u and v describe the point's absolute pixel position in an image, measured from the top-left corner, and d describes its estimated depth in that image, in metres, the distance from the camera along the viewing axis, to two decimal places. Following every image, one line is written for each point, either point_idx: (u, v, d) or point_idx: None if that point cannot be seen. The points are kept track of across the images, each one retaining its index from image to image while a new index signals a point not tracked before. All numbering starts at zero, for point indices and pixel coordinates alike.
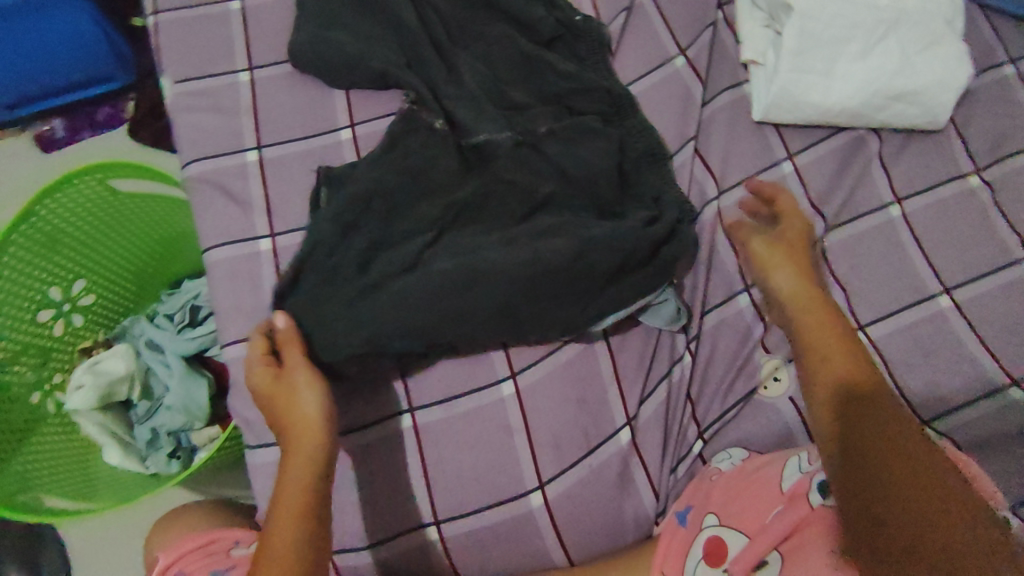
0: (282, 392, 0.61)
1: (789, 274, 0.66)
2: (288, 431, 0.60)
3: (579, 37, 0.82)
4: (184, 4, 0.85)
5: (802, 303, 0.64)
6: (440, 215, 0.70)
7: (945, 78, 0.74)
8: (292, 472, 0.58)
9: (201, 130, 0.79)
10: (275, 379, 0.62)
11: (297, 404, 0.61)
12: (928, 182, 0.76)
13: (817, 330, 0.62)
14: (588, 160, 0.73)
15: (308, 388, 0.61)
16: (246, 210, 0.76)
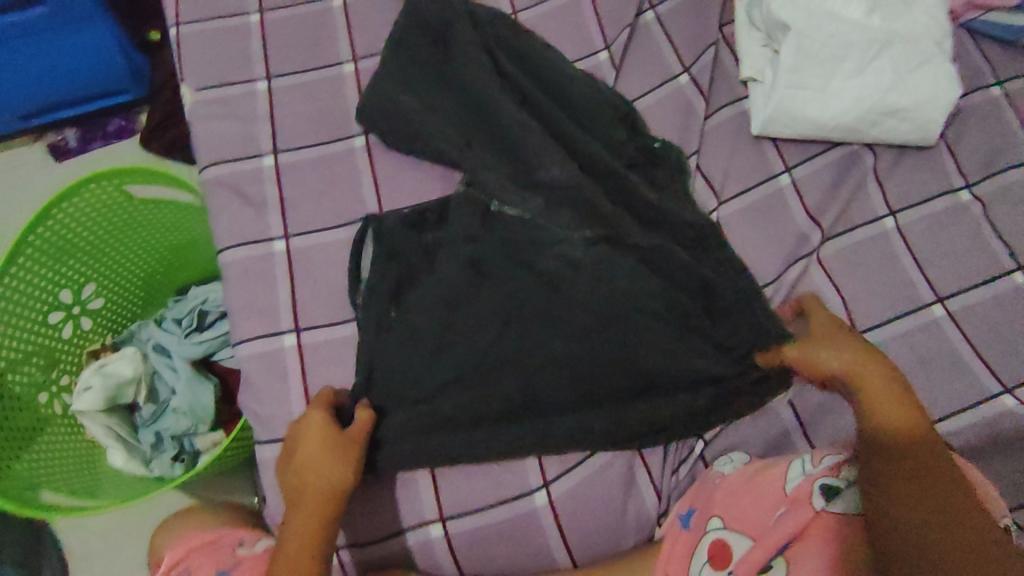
0: (323, 448, 0.63)
1: (842, 354, 0.61)
2: (315, 487, 0.62)
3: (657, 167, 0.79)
4: (204, 16, 0.88)
5: (862, 388, 0.59)
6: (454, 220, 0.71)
7: (935, 96, 0.77)
8: (310, 531, 0.60)
9: (219, 136, 0.82)
10: (325, 435, 0.64)
11: (334, 468, 0.62)
12: (920, 197, 0.79)
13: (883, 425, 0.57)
14: None
15: (349, 459, 0.63)
16: (261, 214, 0.78)
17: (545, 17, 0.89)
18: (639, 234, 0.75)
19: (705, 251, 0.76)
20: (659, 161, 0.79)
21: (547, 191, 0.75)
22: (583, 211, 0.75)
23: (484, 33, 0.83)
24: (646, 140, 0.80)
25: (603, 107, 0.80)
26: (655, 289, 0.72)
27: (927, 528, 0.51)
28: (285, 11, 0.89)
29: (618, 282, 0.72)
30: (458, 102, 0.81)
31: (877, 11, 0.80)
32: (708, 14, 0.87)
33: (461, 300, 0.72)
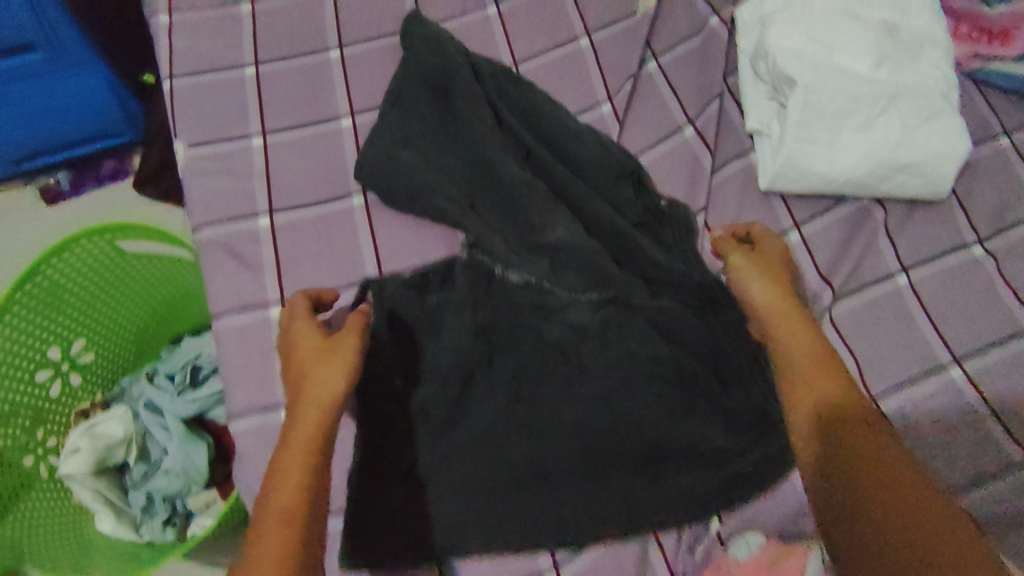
0: (314, 353, 0.62)
1: (764, 288, 0.67)
2: (310, 399, 0.59)
3: (665, 226, 0.77)
4: (199, 69, 0.86)
5: (775, 324, 0.65)
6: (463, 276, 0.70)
7: (946, 149, 0.76)
8: (306, 443, 0.57)
9: (213, 194, 0.79)
10: (315, 346, 0.63)
11: (326, 375, 0.60)
12: (932, 253, 0.77)
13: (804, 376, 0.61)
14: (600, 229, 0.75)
15: (341, 363, 0.61)
16: (257, 277, 0.75)
17: (548, 68, 0.88)
18: (647, 297, 0.73)
19: (715, 313, 0.72)
20: (668, 219, 0.77)
21: (552, 254, 0.74)
22: (594, 279, 0.73)
23: (487, 86, 0.82)
24: (649, 196, 0.78)
25: (608, 162, 0.78)
26: (666, 355, 0.70)
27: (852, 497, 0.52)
28: (281, 63, 0.86)
29: (626, 347, 0.70)
30: (460, 158, 0.79)
31: (884, 64, 0.79)
32: (713, 65, 0.87)
33: (467, 367, 0.69)
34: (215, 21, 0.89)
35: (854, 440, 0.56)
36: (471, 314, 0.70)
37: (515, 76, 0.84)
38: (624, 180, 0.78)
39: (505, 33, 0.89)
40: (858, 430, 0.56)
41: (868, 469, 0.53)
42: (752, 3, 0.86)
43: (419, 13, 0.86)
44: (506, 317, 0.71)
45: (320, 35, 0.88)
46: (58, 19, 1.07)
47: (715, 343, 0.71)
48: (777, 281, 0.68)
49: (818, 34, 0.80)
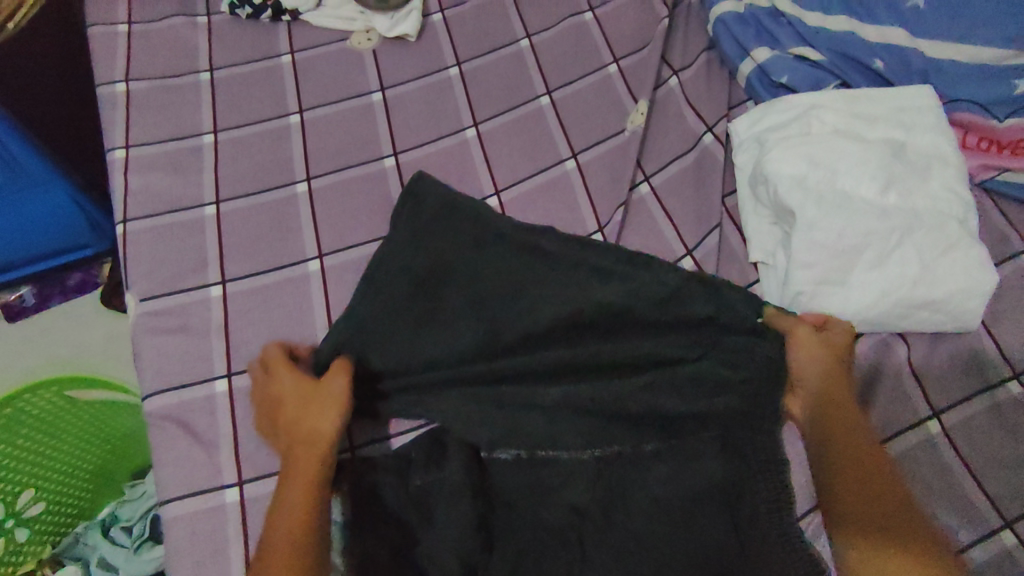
0: (309, 407, 0.64)
1: (820, 359, 0.66)
2: (300, 442, 0.62)
3: (679, 376, 0.68)
4: (158, 211, 0.81)
5: (826, 399, 0.65)
6: (458, 456, 0.65)
7: (968, 284, 0.69)
8: (303, 484, 0.60)
9: (167, 354, 0.72)
10: (300, 393, 0.65)
11: (319, 420, 0.63)
12: (963, 392, 0.69)
13: (848, 430, 0.63)
14: (608, 389, 0.67)
15: (334, 408, 0.64)
16: (210, 452, 0.68)
17: (531, 194, 0.81)
18: (653, 471, 0.66)
19: (737, 498, 0.65)
20: (703, 360, 0.68)
21: (545, 421, 0.67)
22: (598, 441, 0.66)
23: (475, 233, 0.75)
24: (755, 309, 0.70)
25: (654, 304, 0.69)
26: (676, 535, 0.63)
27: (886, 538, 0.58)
28: (244, 201, 0.81)
29: (631, 528, 0.63)
30: (439, 304, 0.72)
31: (892, 189, 0.73)
32: (710, 187, 0.82)
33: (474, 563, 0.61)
34: (176, 156, 0.84)
35: (867, 475, 0.61)
36: (468, 499, 0.63)
37: (506, 219, 0.76)
38: (634, 324, 0.70)
39: (484, 155, 0.84)
40: (871, 472, 0.62)
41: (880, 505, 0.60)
42: (747, 119, 0.82)
43: (425, 171, 0.79)
44: (496, 496, 0.66)
45: (287, 166, 0.83)
46: (8, 136, 0.96)
47: (732, 515, 0.64)
48: (837, 359, 0.66)
49: (821, 158, 0.75)
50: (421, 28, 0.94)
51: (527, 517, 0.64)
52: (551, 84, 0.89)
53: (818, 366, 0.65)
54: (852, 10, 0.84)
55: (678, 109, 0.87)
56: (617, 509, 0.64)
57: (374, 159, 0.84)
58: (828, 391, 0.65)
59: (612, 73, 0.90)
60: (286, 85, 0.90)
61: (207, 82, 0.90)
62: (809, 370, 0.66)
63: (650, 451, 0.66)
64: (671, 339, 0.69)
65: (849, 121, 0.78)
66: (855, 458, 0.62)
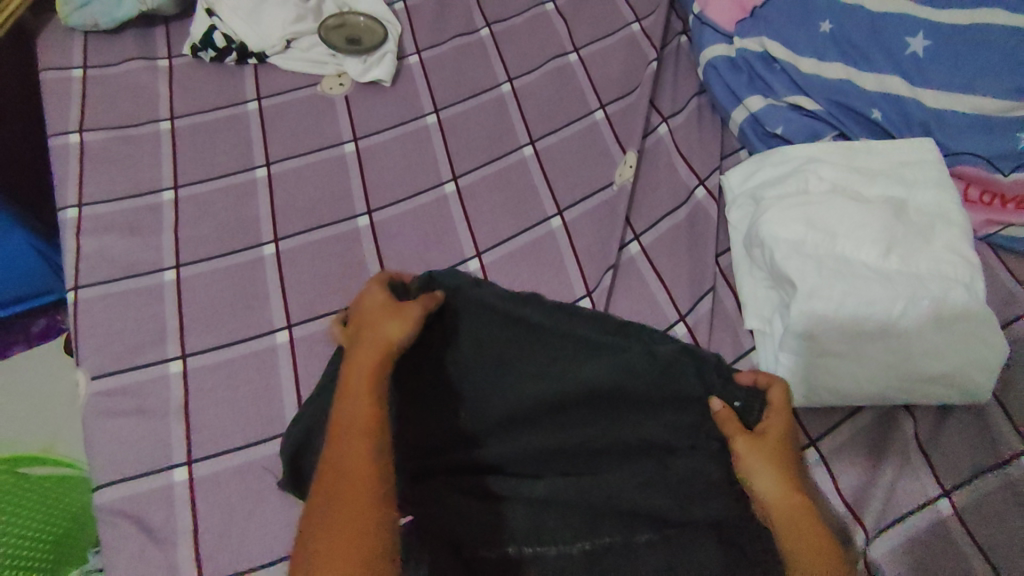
0: (382, 315, 0.61)
1: (772, 482, 0.59)
2: (369, 348, 0.59)
3: (676, 458, 0.64)
4: (113, 276, 0.75)
5: (784, 533, 0.56)
6: (444, 552, 0.60)
7: (978, 357, 0.65)
8: (365, 393, 0.56)
9: (122, 440, 0.67)
10: (381, 302, 0.62)
11: (388, 330, 0.60)
12: (974, 468, 0.64)
13: (810, 550, 0.55)
14: (603, 480, 0.63)
15: (404, 323, 0.60)
16: (166, 548, 0.62)
17: (513, 256, 0.76)
18: (649, 561, 0.60)
19: None
20: (698, 441, 0.64)
21: (532, 519, 0.62)
22: (586, 531, 0.61)
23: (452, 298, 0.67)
24: (730, 391, 0.64)
25: (648, 376, 0.64)
26: None
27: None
28: (207, 265, 0.76)
29: None
30: (418, 381, 0.67)
31: (894, 252, 0.69)
32: (702, 245, 0.78)
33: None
34: (134, 216, 0.79)
35: None
36: None
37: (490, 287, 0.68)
38: (624, 402, 0.65)
39: (465, 212, 0.79)
40: None
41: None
42: (741, 172, 0.79)
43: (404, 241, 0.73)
44: None
45: (253, 226, 0.78)
46: None
47: None
48: (782, 463, 0.60)
49: (820, 221, 0.71)
50: (397, 73, 0.90)
51: None
52: (535, 132, 0.85)
53: (765, 492, 0.59)
54: (848, 57, 0.81)
55: (668, 161, 0.83)
56: None
57: (347, 217, 0.79)
58: (777, 516, 0.57)
59: (599, 120, 0.86)
60: (252, 135, 0.85)
61: (167, 132, 0.85)
62: (759, 492, 0.59)
63: (644, 541, 0.61)
64: (665, 422, 0.64)
65: (849, 178, 0.74)
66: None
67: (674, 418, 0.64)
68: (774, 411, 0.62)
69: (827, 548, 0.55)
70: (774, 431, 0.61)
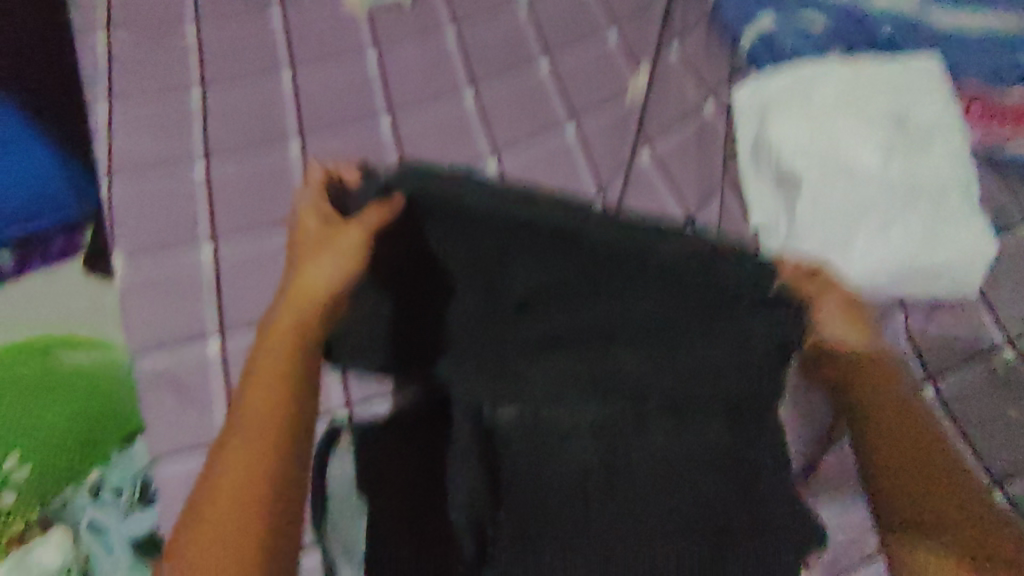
0: (319, 251, 0.59)
1: (842, 327, 0.64)
2: (301, 290, 0.58)
3: (689, 343, 0.64)
4: (145, 171, 0.79)
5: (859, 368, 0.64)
6: (474, 426, 0.67)
7: (972, 253, 0.69)
8: (281, 351, 0.54)
9: (156, 319, 0.72)
10: (319, 225, 0.60)
11: (318, 270, 0.58)
12: (960, 357, 0.70)
13: (876, 386, 0.63)
14: (619, 369, 0.65)
15: (338, 260, 0.59)
16: (203, 412, 0.67)
17: (530, 161, 0.80)
18: (662, 439, 0.66)
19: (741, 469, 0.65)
20: (713, 337, 0.63)
21: (551, 398, 0.67)
22: (609, 408, 0.67)
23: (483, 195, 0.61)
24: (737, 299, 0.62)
25: (659, 277, 0.61)
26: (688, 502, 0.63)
27: (936, 519, 0.55)
28: (234, 161, 0.79)
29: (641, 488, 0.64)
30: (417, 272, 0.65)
31: (896, 160, 0.73)
32: (711, 154, 0.81)
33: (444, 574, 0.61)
34: (162, 115, 0.82)
35: (923, 453, 0.58)
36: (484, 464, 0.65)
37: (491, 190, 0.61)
38: (637, 297, 0.63)
39: (483, 119, 0.82)
40: (927, 449, 0.58)
41: (928, 475, 0.57)
42: (750, 89, 0.80)
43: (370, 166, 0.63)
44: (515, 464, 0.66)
45: (279, 126, 0.81)
46: None
47: (741, 471, 0.64)
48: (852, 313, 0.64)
49: (827, 129, 0.75)
50: None
51: (543, 475, 0.65)
52: (551, 44, 0.86)
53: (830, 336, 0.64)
54: None
55: (680, 76, 0.84)
56: (622, 479, 0.65)
57: (370, 121, 0.82)
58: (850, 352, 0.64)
59: (614, 34, 0.87)
60: (276, 42, 0.87)
61: (193, 38, 0.87)
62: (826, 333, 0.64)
63: (659, 417, 0.66)
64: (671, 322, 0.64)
65: (855, 91, 0.76)
66: (894, 414, 0.61)
67: (673, 319, 0.64)
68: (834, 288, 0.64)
69: (886, 380, 0.63)
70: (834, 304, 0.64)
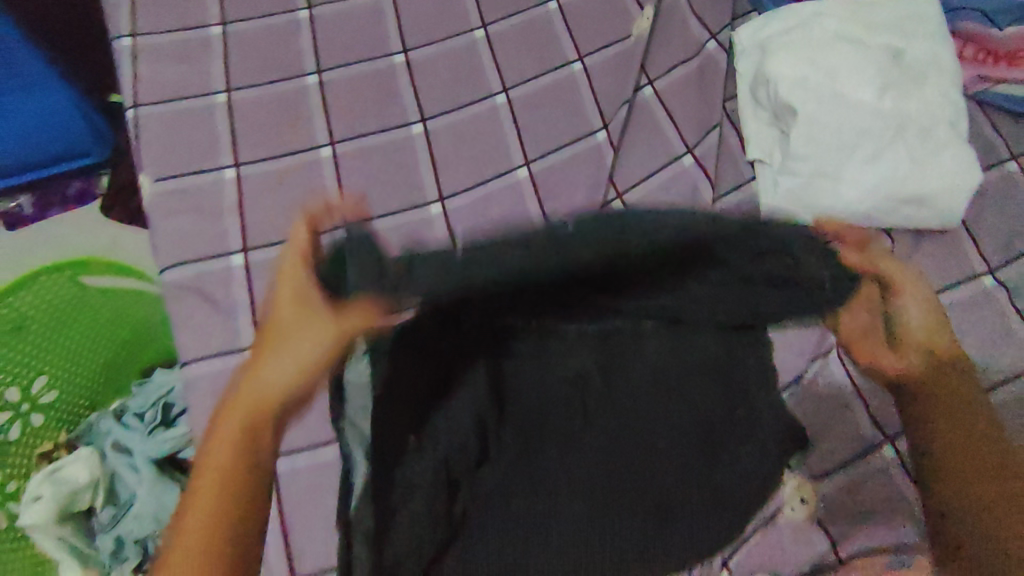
0: (274, 353, 0.54)
1: (916, 313, 0.62)
2: (249, 396, 0.55)
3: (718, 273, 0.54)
4: (168, 98, 0.82)
5: (929, 355, 0.63)
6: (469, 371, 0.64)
7: (955, 183, 0.74)
8: (222, 459, 0.52)
9: (183, 234, 0.76)
10: (293, 293, 0.55)
11: (272, 372, 0.55)
12: (944, 281, 0.75)
13: (944, 379, 0.62)
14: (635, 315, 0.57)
15: (288, 360, 0.54)
16: (230, 321, 0.72)
17: (538, 94, 0.83)
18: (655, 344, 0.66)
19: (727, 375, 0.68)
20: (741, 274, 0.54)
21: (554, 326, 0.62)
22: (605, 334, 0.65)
23: (479, 266, 0.48)
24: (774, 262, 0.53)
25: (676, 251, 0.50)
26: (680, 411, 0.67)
27: (966, 482, 0.58)
28: (254, 91, 0.83)
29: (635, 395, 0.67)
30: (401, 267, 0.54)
31: (888, 93, 0.76)
32: (711, 91, 0.84)
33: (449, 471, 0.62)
34: (181, 46, 0.85)
35: (966, 426, 0.60)
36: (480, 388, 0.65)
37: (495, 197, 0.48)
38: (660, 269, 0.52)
39: (494, 55, 0.85)
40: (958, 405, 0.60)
41: (977, 455, 0.58)
42: (751, 27, 0.83)
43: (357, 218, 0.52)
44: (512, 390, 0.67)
45: (297, 59, 0.84)
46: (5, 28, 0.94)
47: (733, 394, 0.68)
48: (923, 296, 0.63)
49: (825, 62, 0.78)
50: None
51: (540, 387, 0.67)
52: None
53: (903, 313, 0.62)
54: None
55: (683, 19, 0.85)
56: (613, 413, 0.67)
57: (384, 55, 0.85)
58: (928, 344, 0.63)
59: None
60: None
61: None
62: (905, 316, 0.62)
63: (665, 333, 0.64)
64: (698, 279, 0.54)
65: (853, 28, 0.79)
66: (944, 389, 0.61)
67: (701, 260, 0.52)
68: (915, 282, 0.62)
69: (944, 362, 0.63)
70: (914, 297, 0.62)
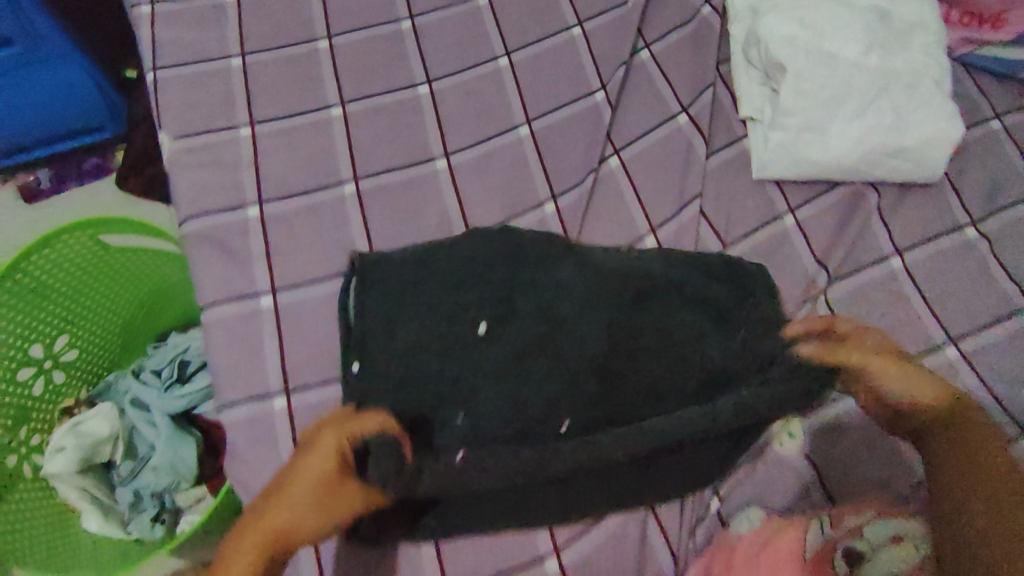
0: (310, 503, 0.50)
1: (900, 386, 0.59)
2: (269, 527, 0.50)
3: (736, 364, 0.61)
4: (184, 61, 0.86)
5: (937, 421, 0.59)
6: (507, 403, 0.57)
7: (937, 135, 0.77)
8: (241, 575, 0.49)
9: (198, 188, 0.79)
10: (338, 472, 0.50)
11: (299, 519, 0.50)
12: (929, 231, 0.78)
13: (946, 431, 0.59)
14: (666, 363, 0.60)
15: (318, 519, 0.50)
16: (245, 268, 0.76)
17: (539, 57, 0.87)
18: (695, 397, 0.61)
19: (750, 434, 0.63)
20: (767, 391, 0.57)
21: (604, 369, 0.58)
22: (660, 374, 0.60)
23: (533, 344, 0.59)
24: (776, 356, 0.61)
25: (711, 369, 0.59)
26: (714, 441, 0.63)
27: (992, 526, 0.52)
28: (267, 55, 0.86)
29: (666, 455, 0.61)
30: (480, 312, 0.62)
31: (874, 51, 0.80)
32: (705, 55, 0.88)
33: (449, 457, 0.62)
34: (196, 13, 0.89)
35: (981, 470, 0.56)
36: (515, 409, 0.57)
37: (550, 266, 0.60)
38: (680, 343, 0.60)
39: (497, 21, 0.89)
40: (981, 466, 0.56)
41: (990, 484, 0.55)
42: None
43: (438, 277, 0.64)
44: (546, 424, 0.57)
45: (308, 25, 0.88)
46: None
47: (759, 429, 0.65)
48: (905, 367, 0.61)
49: (813, 21, 0.81)
50: None
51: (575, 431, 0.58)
52: None
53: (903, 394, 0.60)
54: None
55: None
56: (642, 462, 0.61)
57: (391, 21, 0.89)
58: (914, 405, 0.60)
59: None
60: None
61: None
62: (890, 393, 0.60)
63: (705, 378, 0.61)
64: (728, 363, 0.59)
65: None
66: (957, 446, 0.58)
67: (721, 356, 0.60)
68: (870, 344, 0.61)
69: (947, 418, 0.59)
70: (882, 365, 0.59)
